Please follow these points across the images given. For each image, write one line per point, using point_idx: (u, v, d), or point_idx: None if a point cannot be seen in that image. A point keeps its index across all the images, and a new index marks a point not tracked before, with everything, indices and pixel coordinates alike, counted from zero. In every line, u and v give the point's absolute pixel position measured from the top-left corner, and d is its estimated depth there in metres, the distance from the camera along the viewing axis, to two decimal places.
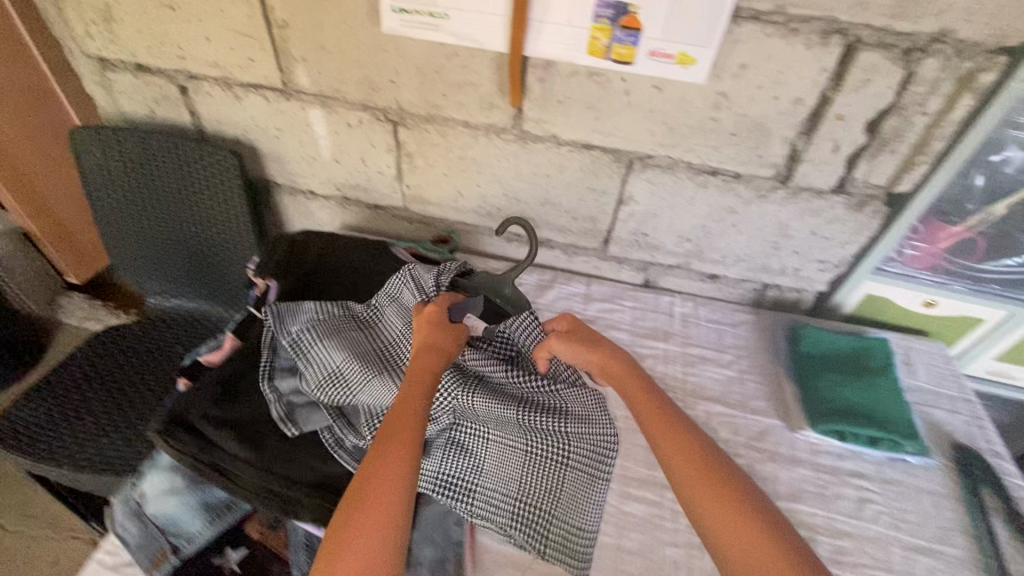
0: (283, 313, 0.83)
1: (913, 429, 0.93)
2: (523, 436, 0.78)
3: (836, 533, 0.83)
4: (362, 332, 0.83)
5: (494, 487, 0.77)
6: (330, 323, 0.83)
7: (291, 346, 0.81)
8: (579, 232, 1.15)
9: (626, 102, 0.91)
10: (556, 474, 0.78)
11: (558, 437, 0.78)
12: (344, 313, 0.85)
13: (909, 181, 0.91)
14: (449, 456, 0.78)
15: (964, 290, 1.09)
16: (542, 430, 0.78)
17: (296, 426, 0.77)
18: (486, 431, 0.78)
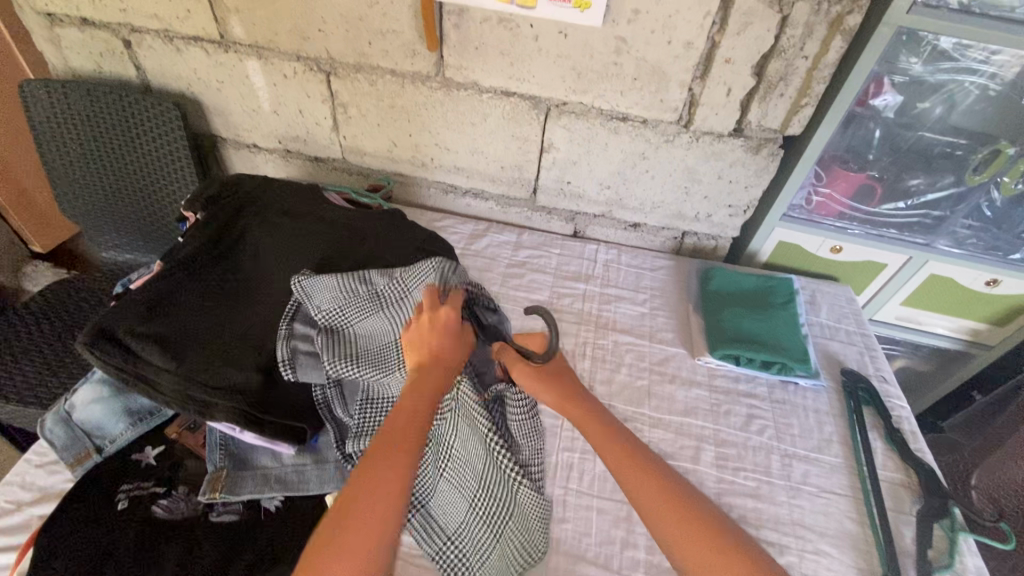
0: (311, 288, 0.77)
1: (805, 353, 1.00)
2: (479, 490, 0.71)
3: (723, 443, 0.90)
4: (383, 317, 0.74)
5: (446, 511, 0.73)
6: (354, 301, 0.75)
7: (318, 317, 0.76)
8: (508, 181, 1.21)
9: (536, 49, 0.98)
10: (497, 536, 0.71)
11: (515, 502, 0.71)
12: (367, 289, 0.76)
13: (798, 124, 0.99)
14: None
15: (862, 234, 1.17)
16: (502, 492, 0.70)
17: (294, 372, 0.76)
18: (448, 470, 0.72)
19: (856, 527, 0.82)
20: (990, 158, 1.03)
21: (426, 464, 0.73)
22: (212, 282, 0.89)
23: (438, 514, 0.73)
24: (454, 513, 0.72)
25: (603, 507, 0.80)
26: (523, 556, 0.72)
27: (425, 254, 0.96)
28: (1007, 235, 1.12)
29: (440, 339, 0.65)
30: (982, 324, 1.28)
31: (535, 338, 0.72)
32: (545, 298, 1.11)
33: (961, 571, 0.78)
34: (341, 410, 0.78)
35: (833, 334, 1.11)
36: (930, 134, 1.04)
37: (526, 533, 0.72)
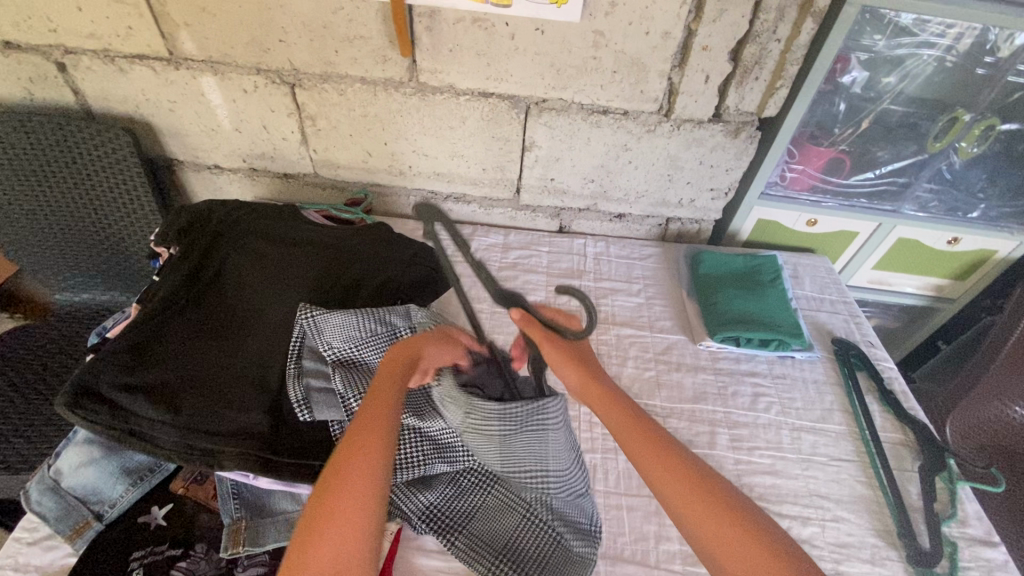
0: (324, 319, 0.78)
1: (799, 328, 1.04)
2: (524, 495, 0.74)
3: (735, 425, 0.92)
4: None
5: (494, 525, 0.74)
6: (371, 339, 0.78)
7: (328, 353, 0.77)
8: (490, 182, 1.18)
9: (513, 47, 0.96)
10: (547, 534, 0.72)
11: (554, 501, 0.73)
12: (386, 329, 0.79)
13: (774, 106, 1.01)
14: (449, 494, 0.75)
15: (836, 206, 1.22)
16: (544, 493, 0.73)
17: (311, 413, 0.74)
18: (489, 483, 0.76)
19: (867, 490, 0.86)
20: (948, 125, 1.08)
21: (472, 482, 0.76)
22: (197, 321, 0.83)
23: (488, 530, 0.74)
24: (502, 525, 0.73)
25: (631, 504, 0.80)
26: (577, 554, 0.72)
27: (425, 277, 0.96)
28: (965, 196, 1.19)
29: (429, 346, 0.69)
30: (947, 280, 1.35)
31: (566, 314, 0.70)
32: (542, 298, 1.10)
33: (964, 518, 0.83)
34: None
35: (818, 306, 1.15)
36: (892, 106, 1.08)
37: (577, 527, 0.74)
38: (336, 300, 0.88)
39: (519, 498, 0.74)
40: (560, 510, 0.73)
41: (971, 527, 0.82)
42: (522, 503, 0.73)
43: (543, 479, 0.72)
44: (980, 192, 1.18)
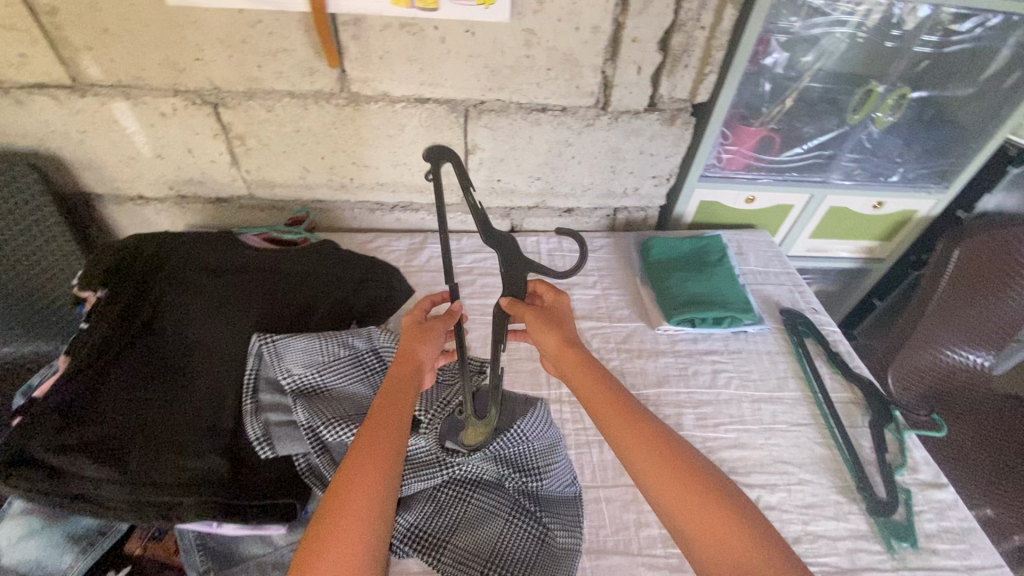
0: (283, 348, 0.77)
1: (747, 304, 1.08)
2: (505, 494, 0.76)
3: (699, 404, 0.95)
4: (375, 378, 0.80)
5: (479, 533, 0.73)
6: (333, 363, 0.77)
7: (287, 382, 0.75)
8: (436, 189, 1.16)
9: (445, 51, 0.94)
10: (534, 529, 0.73)
11: (535, 497, 0.76)
12: (347, 352, 0.79)
13: (705, 92, 1.04)
14: (428, 511, 0.75)
15: (770, 182, 1.27)
16: (524, 489, 0.75)
17: (272, 448, 0.71)
18: (468, 493, 0.76)
19: (826, 450, 0.90)
20: (863, 97, 1.15)
21: (450, 495, 0.76)
22: (137, 366, 0.78)
23: (474, 539, 0.72)
24: (488, 531, 0.73)
25: (609, 495, 0.82)
26: (566, 546, 0.73)
27: (375, 290, 0.93)
28: (885, 162, 1.27)
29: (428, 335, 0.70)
30: (876, 242, 1.44)
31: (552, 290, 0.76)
32: None
33: (914, 465, 0.89)
34: (336, 477, 0.71)
35: (764, 279, 1.20)
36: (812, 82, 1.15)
37: (562, 518, 0.75)
38: (288, 327, 0.85)
39: (501, 499, 0.75)
40: (542, 505, 0.75)
41: (921, 472, 0.88)
42: (505, 503, 0.75)
43: (521, 477, 0.75)
44: (898, 157, 1.26)
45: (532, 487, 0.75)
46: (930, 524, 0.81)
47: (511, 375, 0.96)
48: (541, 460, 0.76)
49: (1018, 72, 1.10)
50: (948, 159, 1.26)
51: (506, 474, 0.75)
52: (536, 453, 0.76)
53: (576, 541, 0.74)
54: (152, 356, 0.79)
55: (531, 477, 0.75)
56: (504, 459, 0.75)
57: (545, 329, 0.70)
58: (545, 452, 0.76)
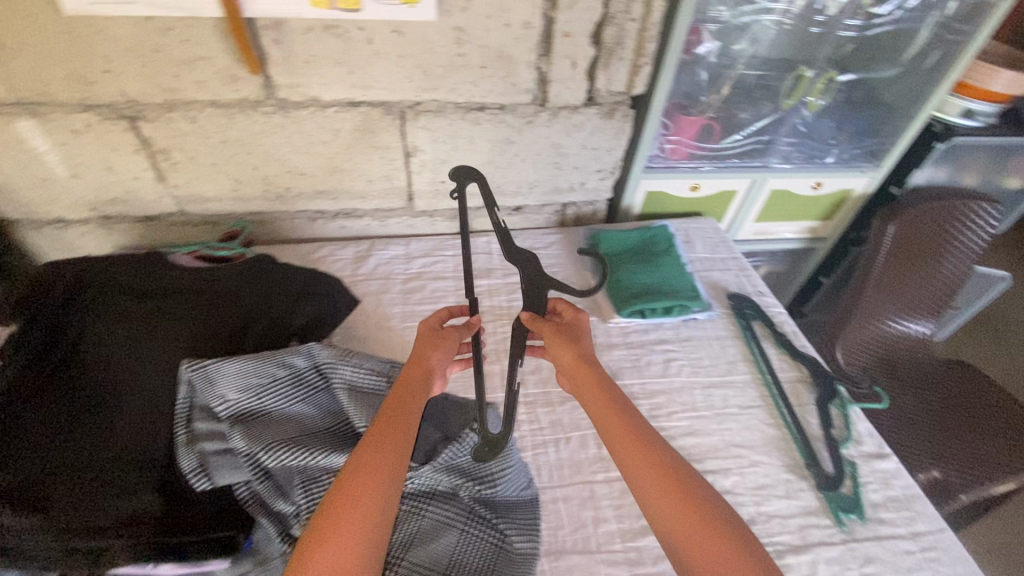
0: (214, 372, 0.72)
1: (696, 291, 1.09)
2: (461, 503, 0.74)
3: (652, 394, 0.95)
4: (318, 396, 0.78)
5: (437, 546, 0.70)
6: (272, 385, 0.75)
7: (223, 408, 0.72)
8: (379, 194, 1.13)
9: (373, 52, 0.91)
10: (491, 536, 0.72)
11: (490, 503, 0.75)
12: (286, 372, 0.76)
13: (641, 84, 1.04)
14: None
15: (713, 168, 1.28)
16: (479, 496, 0.75)
17: (210, 479, 0.69)
18: (422, 506, 0.72)
19: (776, 431, 0.91)
20: (794, 83, 1.19)
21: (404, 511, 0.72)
22: (59, 403, 0.73)
23: (432, 553, 0.69)
24: (445, 542, 0.71)
25: (567, 494, 0.81)
26: (524, 550, 0.72)
27: (313, 306, 0.89)
28: (821, 143, 1.30)
29: (438, 343, 0.73)
30: (817, 222, 1.49)
31: (570, 307, 0.77)
32: (452, 305, 1.07)
33: (858, 438, 0.91)
34: (281, 503, 0.69)
35: (711, 265, 1.22)
36: (744, 70, 1.19)
37: (520, 522, 0.74)
38: (222, 349, 0.81)
39: (457, 509, 0.73)
40: (497, 510, 0.74)
41: (865, 444, 0.90)
42: (461, 511, 0.73)
43: (474, 483, 0.74)
44: (833, 140, 1.31)
45: (486, 492, 0.75)
46: (875, 494, 0.84)
47: (464, 380, 0.95)
48: (493, 465, 0.76)
49: (936, 52, 1.15)
50: (879, 138, 1.30)
51: (460, 482, 0.73)
52: (488, 458, 0.76)
53: (534, 543, 0.73)
54: (73, 392, 0.74)
55: (485, 482, 0.75)
56: (457, 467, 0.74)
57: (560, 343, 0.71)
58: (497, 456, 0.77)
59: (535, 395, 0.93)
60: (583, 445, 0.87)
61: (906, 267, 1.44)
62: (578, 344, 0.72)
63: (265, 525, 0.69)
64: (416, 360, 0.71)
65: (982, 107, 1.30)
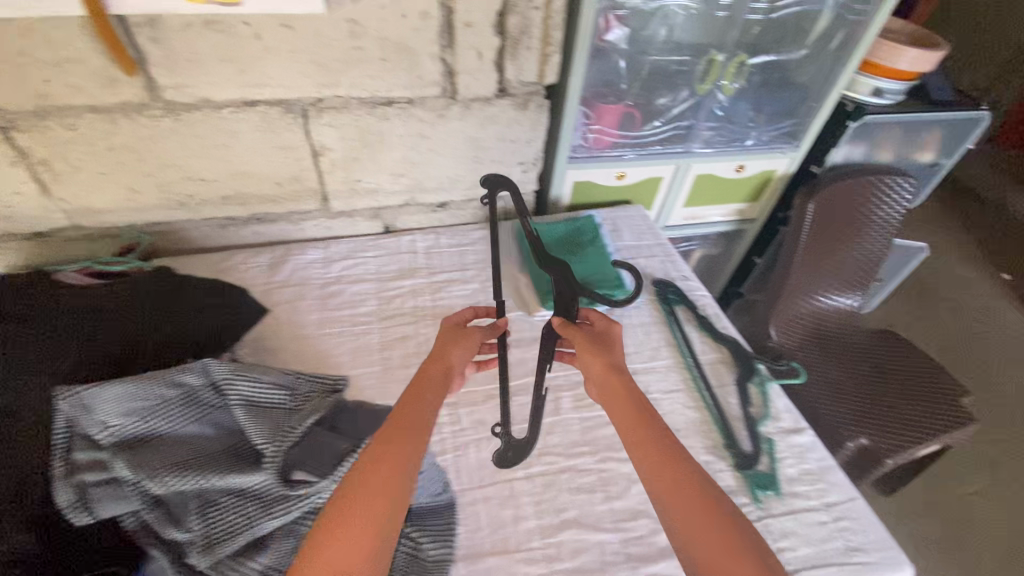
0: (91, 398, 0.67)
1: (619, 282, 1.10)
2: None
3: (576, 386, 0.94)
4: (213, 415, 0.74)
5: None
6: (160, 407, 0.70)
7: (105, 435, 0.67)
8: (291, 196, 1.08)
9: (262, 48, 0.87)
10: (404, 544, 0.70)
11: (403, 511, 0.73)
12: (176, 392, 0.72)
13: (552, 73, 1.01)
14: (285, 550, 0.69)
15: (634, 157, 1.29)
16: None
17: (92, 512, 0.64)
18: None
19: (696, 413, 0.92)
20: (706, 68, 1.18)
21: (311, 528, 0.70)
22: None
23: None
24: None
25: (487, 495, 0.79)
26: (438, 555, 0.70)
27: (225, 312, 0.88)
28: (740, 127, 1.32)
29: (461, 341, 0.75)
30: (743, 204, 1.52)
31: (601, 317, 0.79)
32: (372, 308, 1.03)
33: (776, 414, 0.93)
34: (174, 532, 0.65)
35: (637, 253, 1.22)
36: (659, 56, 1.17)
37: (434, 528, 0.72)
38: (113, 368, 0.76)
39: None
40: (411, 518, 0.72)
41: (783, 420, 0.92)
42: None
43: None
44: (750, 120, 1.32)
45: None
46: (790, 469, 0.85)
47: (384, 385, 0.91)
48: None
49: (841, 32, 1.18)
50: (795, 119, 1.34)
51: None
52: None
53: (449, 548, 0.72)
54: None
55: None
56: None
57: (585, 349, 0.74)
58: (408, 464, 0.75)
59: (456, 395, 0.90)
60: (505, 444, 0.85)
61: (830, 242, 1.49)
62: (603, 348, 0.74)
63: (158, 557, 0.65)
64: (437, 358, 0.73)
65: (893, 85, 1.35)
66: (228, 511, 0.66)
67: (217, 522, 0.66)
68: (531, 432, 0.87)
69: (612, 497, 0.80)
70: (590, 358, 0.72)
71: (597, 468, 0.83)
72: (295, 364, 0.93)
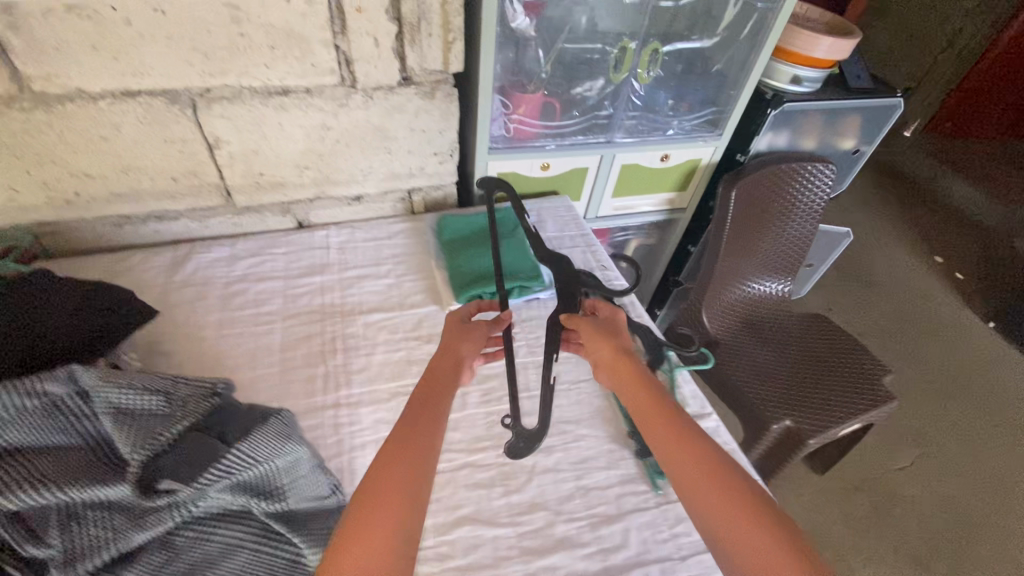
0: None
1: (535, 272, 1.07)
2: (254, 520, 0.70)
3: (485, 379, 0.92)
4: (77, 424, 0.66)
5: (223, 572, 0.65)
6: (10, 418, 0.62)
7: None
8: (190, 192, 1.03)
9: (136, 35, 0.82)
10: (286, 548, 0.69)
11: (287, 517, 0.69)
12: (32, 402, 0.64)
13: (457, 61, 0.98)
14: (158, 565, 0.63)
15: (555, 147, 1.28)
16: (275, 511, 0.69)
17: None
18: (210, 531, 0.67)
19: (605, 402, 0.91)
20: (620, 56, 1.18)
21: (188, 539, 0.66)
22: None
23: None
24: (234, 566, 0.66)
25: None
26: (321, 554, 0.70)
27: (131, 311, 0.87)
28: (660, 116, 1.34)
29: (468, 334, 0.77)
30: (672, 193, 1.53)
31: (607, 306, 0.85)
32: (276, 307, 0.99)
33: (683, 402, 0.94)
34: (32, 550, 0.58)
35: (559, 243, 1.22)
36: (569, 46, 1.18)
37: (318, 530, 0.71)
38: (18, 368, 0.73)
39: (250, 527, 0.69)
40: (295, 523, 0.69)
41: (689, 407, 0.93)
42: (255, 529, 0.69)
43: (265, 499, 0.68)
44: (670, 109, 1.34)
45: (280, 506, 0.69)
46: None
47: (282, 386, 0.88)
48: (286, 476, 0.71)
49: (753, 18, 1.19)
50: (719, 107, 1.35)
51: (249, 501, 0.67)
52: (279, 470, 0.70)
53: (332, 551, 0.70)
54: None
55: (277, 496, 0.69)
56: (243, 483, 0.68)
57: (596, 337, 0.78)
58: (291, 466, 0.70)
59: (358, 395, 0.87)
60: None
61: (756, 229, 1.52)
62: (614, 335, 0.79)
63: None
64: (447, 352, 0.74)
65: (812, 73, 1.37)
66: (91, 526, 0.61)
67: (82, 539, 0.60)
68: None
69: (512, 491, 0.79)
70: (600, 343, 0.77)
71: (499, 462, 0.82)
72: (188, 367, 0.88)
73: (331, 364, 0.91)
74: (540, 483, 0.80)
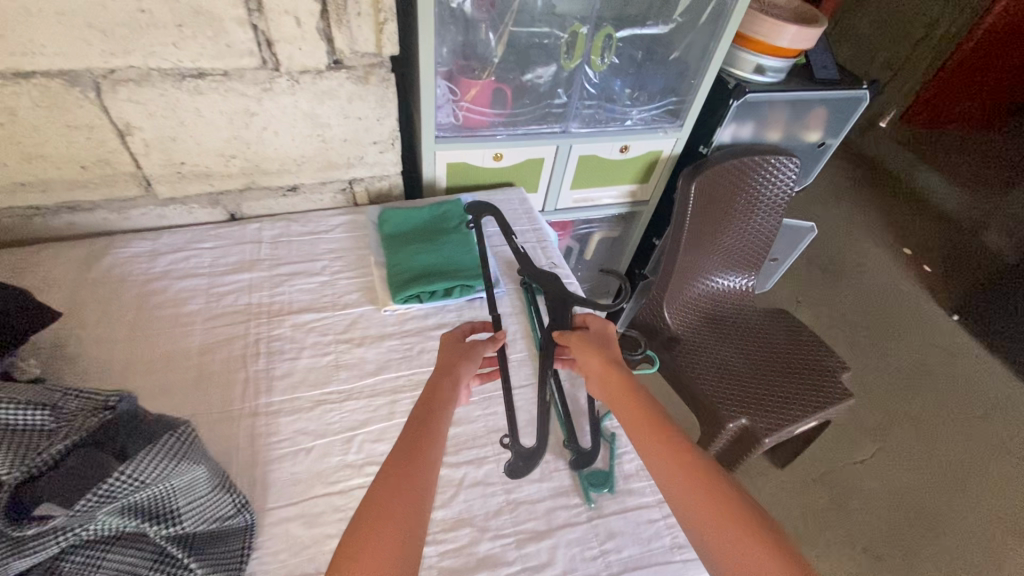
0: None
1: (479, 269, 1.02)
2: (144, 546, 0.62)
3: (418, 385, 0.88)
4: None
5: None
6: None
7: None
8: (103, 182, 0.95)
9: (20, 9, 0.73)
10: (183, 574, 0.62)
11: (181, 539, 0.63)
12: None
13: (391, 44, 0.92)
14: None
15: (508, 137, 1.22)
16: (167, 533, 0.62)
17: None
18: (94, 560, 0.59)
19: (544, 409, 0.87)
20: (573, 40, 1.13)
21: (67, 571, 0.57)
22: None
23: None
24: None
25: (296, 512, 0.72)
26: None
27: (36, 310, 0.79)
28: (619, 106, 1.28)
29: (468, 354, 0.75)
30: (634, 185, 1.49)
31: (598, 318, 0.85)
32: (197, 307, 0.93)
33: None
34: None
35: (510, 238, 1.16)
36: (520, 30, 1.12)
37: (218, 553, 0.64)
38: None
39: (140, 554, 0.62)
40: (191, 546, 0.63)
41: None
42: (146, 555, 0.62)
43: (155, 522, 0.62)
44: (628, 99, 1.29)
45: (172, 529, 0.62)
46: (630, 464, 0.82)
47: (196, 394, 0.82)
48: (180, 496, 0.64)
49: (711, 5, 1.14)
50: (680, 97, 1.30)
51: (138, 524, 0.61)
52: (172, 489, 0.63)
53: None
54: None
55: (169, 518, 0.63)
56: (131, 505, 0.61)
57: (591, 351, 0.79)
58: (185, 486, 0.64)
59: (278, 404, 0.82)
60: (324, 455, 0.77)
61: (719, 223, 1.50)
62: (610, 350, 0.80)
63: None
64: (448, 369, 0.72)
65: (776, 63, 1.33)
66: None
67: None
68: (357, 439, 0.80)
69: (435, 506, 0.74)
70: (592, 357, 0.78)
71: None
72: (92, 375, 0.82)
73: (252, 370, 0.86)
74: (466, 497, 0.76)
